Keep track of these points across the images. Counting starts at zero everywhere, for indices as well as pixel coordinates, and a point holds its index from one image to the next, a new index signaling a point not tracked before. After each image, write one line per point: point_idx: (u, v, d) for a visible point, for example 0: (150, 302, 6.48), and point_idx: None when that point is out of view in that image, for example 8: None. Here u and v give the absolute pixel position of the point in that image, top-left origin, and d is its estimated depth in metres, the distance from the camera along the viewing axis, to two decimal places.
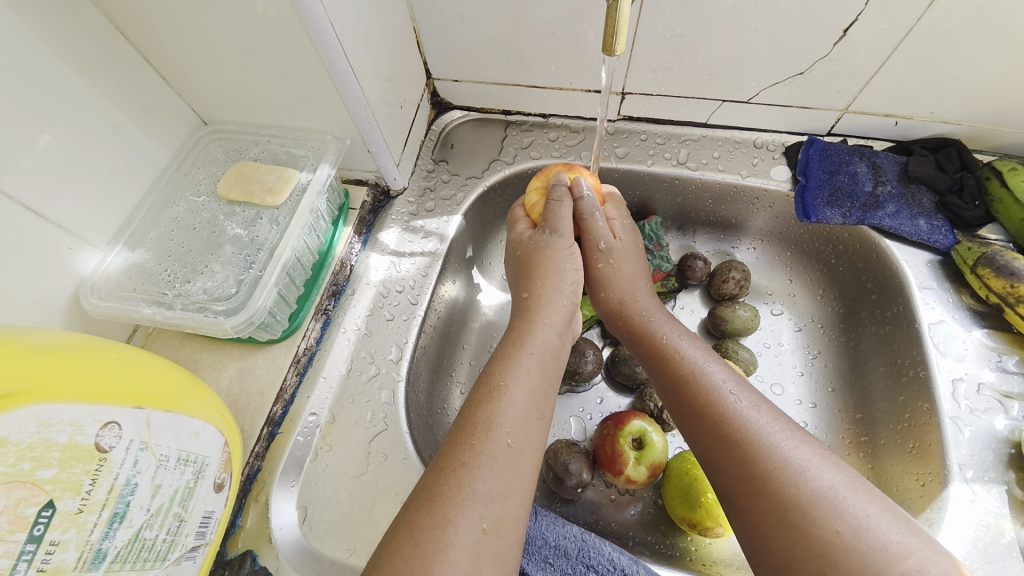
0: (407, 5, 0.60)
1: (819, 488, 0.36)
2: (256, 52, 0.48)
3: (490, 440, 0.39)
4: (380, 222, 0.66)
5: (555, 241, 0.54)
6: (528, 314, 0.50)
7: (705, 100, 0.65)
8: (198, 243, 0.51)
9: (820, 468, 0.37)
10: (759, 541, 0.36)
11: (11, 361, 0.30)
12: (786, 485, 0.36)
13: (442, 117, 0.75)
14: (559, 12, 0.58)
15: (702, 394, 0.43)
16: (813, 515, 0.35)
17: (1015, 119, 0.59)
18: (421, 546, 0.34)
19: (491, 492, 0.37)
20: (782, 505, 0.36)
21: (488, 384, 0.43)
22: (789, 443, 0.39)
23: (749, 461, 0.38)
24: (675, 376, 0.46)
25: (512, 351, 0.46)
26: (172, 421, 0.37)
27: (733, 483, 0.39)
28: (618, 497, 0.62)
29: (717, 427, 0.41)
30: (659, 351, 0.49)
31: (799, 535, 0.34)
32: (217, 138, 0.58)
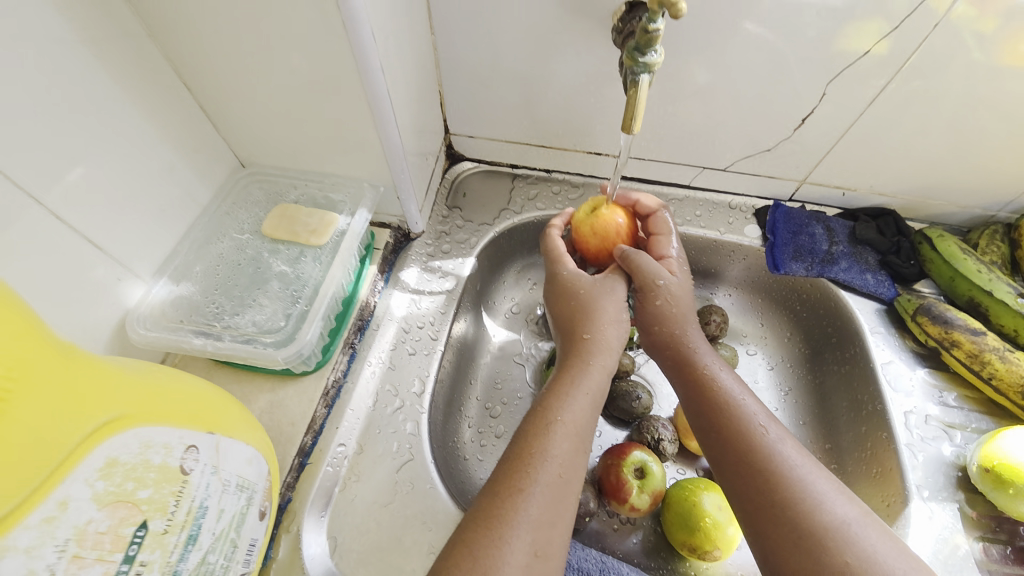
0: (437, 72, 0.69)
1: (835, 521, 0.42)
2: (314, 110, 0.54)
3: (543, 468, 0.43)
4: (401, 262, 0.71)
5: (616, 290, 0.57)
6: (585, 355, 0.51)
7: (689, 166, 0.76)
8: (245, 278, 0.53)
9: (838, 501, 0.43)
10: (775, 562, 0.43)
11: (122, 385, 0.32)
12: (804, 516, 0.42)
13: (455, 167, 0.82)
14: (571, 87, 0.67)
15: (738, 425, 0.49)
16: (830, 544, 0.41)
17: (934, 194, 0.73)
18: (480, 563, 0.38)
19: (542, 518, 0.41)
20: (806, 534, 0.42)
21: (543, 417, 0.47)
22: (812, 475, 0.45)
23: (779, 490, 0.44)
24: (717, 402, 0.51)
25: (569, 386, 0.49)
26: (234, 447, 0.40)
27: (756, 507, 0.45)
28: (620, 526, 0.66)
29: (751, 455, 0.47)
30: (701, 378, 0.53)
31: (813, 561, 0.41)
32: (256, 180, 0.62)
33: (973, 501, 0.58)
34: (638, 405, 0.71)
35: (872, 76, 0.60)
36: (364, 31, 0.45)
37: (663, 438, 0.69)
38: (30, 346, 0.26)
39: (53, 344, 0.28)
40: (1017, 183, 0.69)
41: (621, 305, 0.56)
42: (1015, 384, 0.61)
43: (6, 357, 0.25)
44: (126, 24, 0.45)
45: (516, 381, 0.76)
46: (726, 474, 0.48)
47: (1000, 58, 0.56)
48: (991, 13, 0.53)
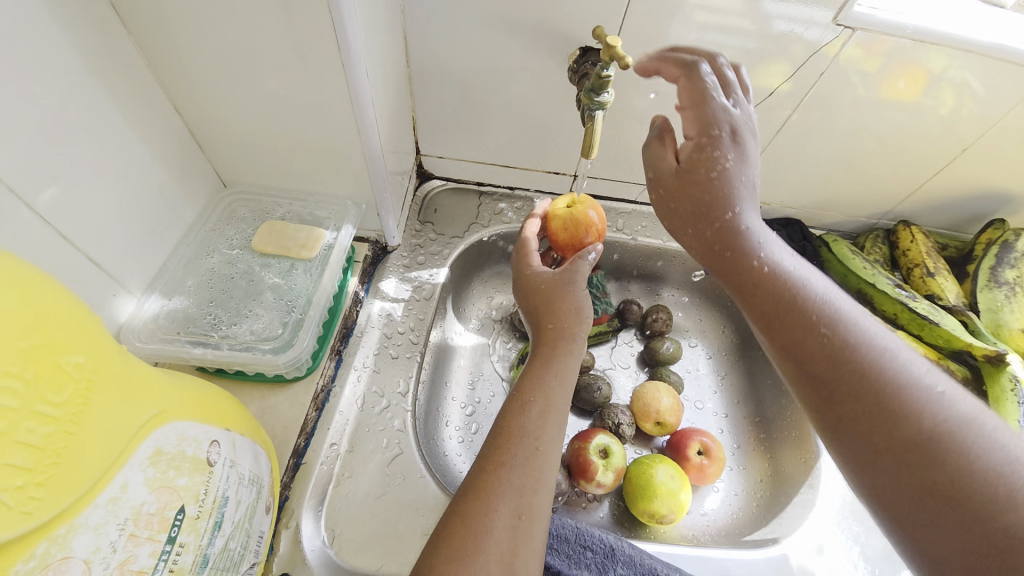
0: (411, 99, 0.75)
1: (940, 427, 0.36)
2: (304, 134, 0.58)
3: (521, 444, 0.49)
4: (380, 273, 0.75)
5: (576, 281, 0.63)
6: (553, 343, 0.58)
7: (634, 184, 0.87)
8: (238, 290, 0.57)
9: (951, 392, 0.39)
10: (861, 466, 0.39)
11: (160, 384, 0.35)
12: (901, 422, 0.37)
13: (424, 185, 0.89)
14: (532, 115, 0.76)
15: (809, 325, 0.43)
16: (953, 443, 0.36)
17: (829, 207, 0.89)
18: (470, 528, 0.44)
19: (523, 486, 0.47)
20: (928, 436, 0.36)
21: (519, 400, 0.53)
22: (922, 368, 0.40)
23: (890, 392, 0.38)
24: (796, 301, 0.44)
25: (541, 371, 0.55)
26: (243, 444, 0.43)
27: (840, 413, 0.40)
28: (588, 503, 0.74)
29: (849, 357, 0.40)
30: (756, 274, 0.46)
31: (912, 469, 0.36)
32: (239, 199, 0.65)
33: None
34: (599, 395, 0.80)
35: (782, 108, 0.74)
36: (359, 70, 0.51)
37: (622, 422, 0.79)
38: (102, 347, 0.31)
39: (111, 346, 0.32)
40: (892, 196, 0.86)
41: (580, 287, 0.63)
42: None
43: (90, 357, 0.29)
44: (126, 54, 0.49)
45: (489, 380, 0.82)
46: (815, 382, 0.42)
47: (881, 94, 0.71)
48: (875, 54, 0.66)
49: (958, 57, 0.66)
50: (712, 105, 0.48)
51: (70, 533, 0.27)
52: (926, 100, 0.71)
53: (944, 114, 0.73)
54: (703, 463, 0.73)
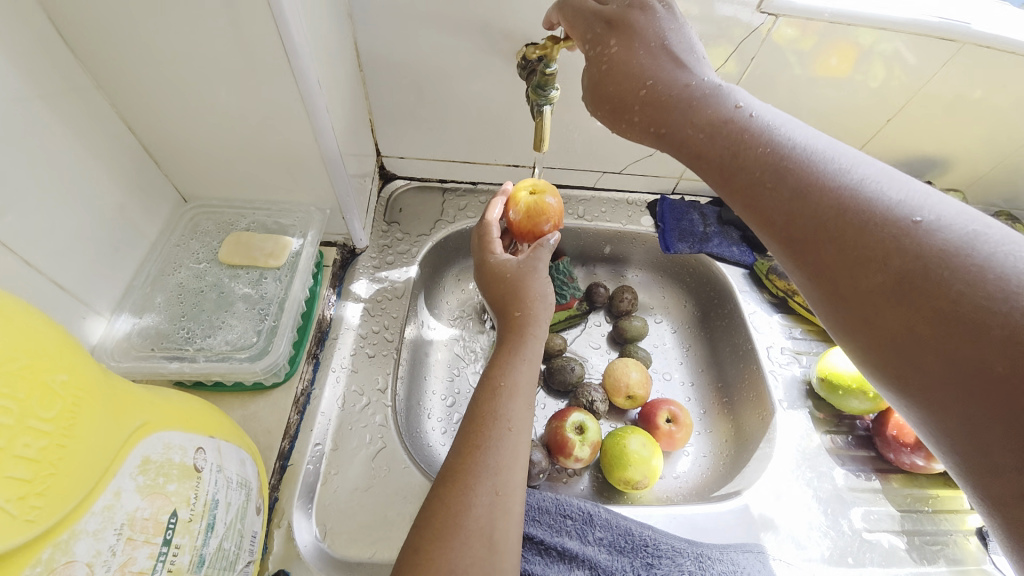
0: (367, 102, 0.76)
1: (926, 249, 0.33)
2: (263, 144, 0.59)
3: (495, 426, 0.52)
4: (350, 276, 0.77)
5: (539, 268, 0.67)
6: (522, 329, 0.61)
7: (590, 171, 0.91)
8: (209, 303, 0.58)
9: (941, 215, 0.34)
10: (847, 313, 0.36)
11: (141, 399, 0.37)
12: (879, 253, 0.34)
13: (387, 186, 0.90)
14: (488, 111, 0.79)
15: (769, 174, 0.40)
16: (942, 279, 0.32)
17: None
18: (451, 508, 0.47)
19: (499, 465, 0.50)
20: (910, 277, 0.33)
21: (491, 385, 0.56)
22: (902, 195, 0.35)
23: (857, 234, 0.35)
24: (741, 156, 0.42)
25: (512, 357, 0.58)
26: (229, 450, 0.45)
27: (815, 258, 0.37)
28: (569, 477, 0.78)
29: (804, 203, 0.38)
30: (707, 132, 0.44)
31: (898, 299, 0.33)
32: (202, 212, 0.65)
33: (820, 405, 0.75)
34: (572, 376, 0.84)
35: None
36: (310, 80, 0.53)
37: (596, 399, 0.83)
38: (82, 365, 0.32)
39: (93, 366, 0.34)
40: None
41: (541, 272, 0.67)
42: None
43: (76, 376, 0.31)
44: (75, 78, 0.49)
45: (466, 370, 0.85)
46: (781, 241, 0.40)
47: (815, 70, 0.76)
48: (810, 33, 0.71)
49: (884, 33, 0.71)
50: (590, 12, 0.51)
51: (71, 539, 0.29)
52: (856, 75, 0.77)
53: (875, 86, 0.79)
54: (672, 429, 0.78)
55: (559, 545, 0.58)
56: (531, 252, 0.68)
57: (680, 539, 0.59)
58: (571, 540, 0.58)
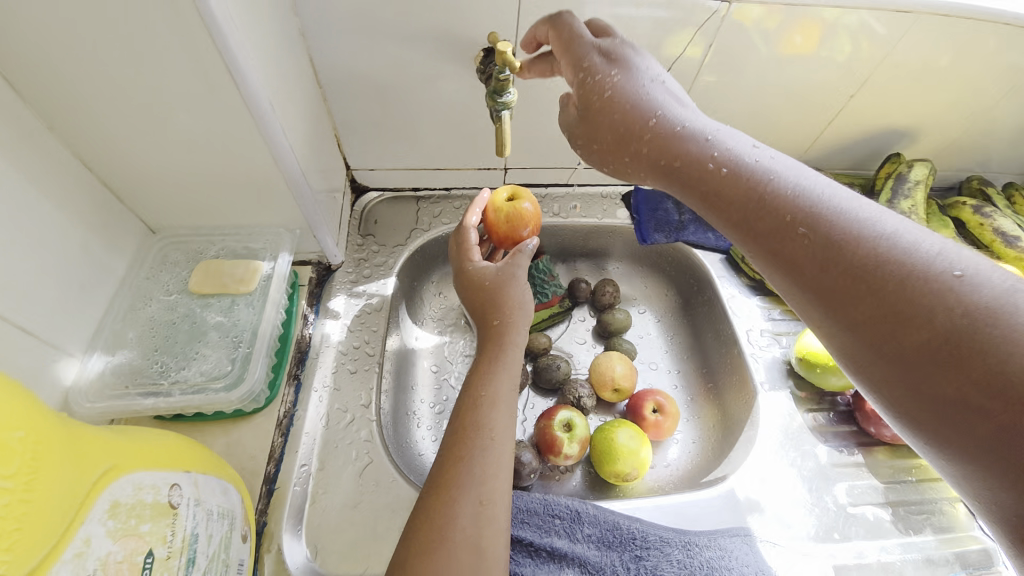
0: (330, 118, 0.76)
1: (969, 306, 0.32)
2: (224, 171, 0.59)
3: (478, 435, 0.53)
4: (327, 292, 0.77)
5: (517, 274, 0.67)
6: (499, 338, 0.61)
7: (562, 168, 0.91)
8: (182, 334, 0.58)
9: (978, 269, 0.33)
10: (886, 369, 0.35)
11: (109, 443, 0.38)
12: (920, 309, 0.33)
13: (360, 198, 0.90)
14: (452, 117, 0.79)
15: (795, 221, 0.40)
16: (985, 341, 0.31)
17: None
18: (434, 522, 0.47)
19: (484, 474, 0.50)
20: (955, 335, 0.32)
21: (472, 396, 0.56)
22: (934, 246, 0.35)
23: (895, 286, 0.34)
24: (762, 201, 0.42)
25: (491, 365, 0.59)
26: (208, 481, 0.45)
27: (850, 311, 0.36)
28: (561, 474, 0.79)
29: (834, 250, 0.37)
30: (724, 178, 0.45)
31: (944, 358, 0.32)
32: (170, 242, 0.65)
33: (800, 384, 0.76)
34: (559, 373, 0.85)
35: (687, 75, 0.79)
36: (262, 104, 0.53)
37: (583, 395, 0.84)
38: (42, 420, 0.33)
39: (53, 416, 0.35)
40: (798, 143, 0.94)
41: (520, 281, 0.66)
42: None
43: (37, 429, 0.32)
44: (25, 122, 0.48)
45: (454, 377, 0.86)
46: (810, 290, 0.39)
47: (780, 50, 0.76)
48: (775, 12, 0.71)
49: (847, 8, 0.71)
50: (585, 46, 0.55)
51: None
52: (822, 52, 0.77)
53: (843, 60, 0.78)
54: (658, 420, 0.79)
55: (548, 545, 0.58)
56: (510, 258, 0.68)
57: (668, 529, 0.60)
58: (560, 539, 0.59)
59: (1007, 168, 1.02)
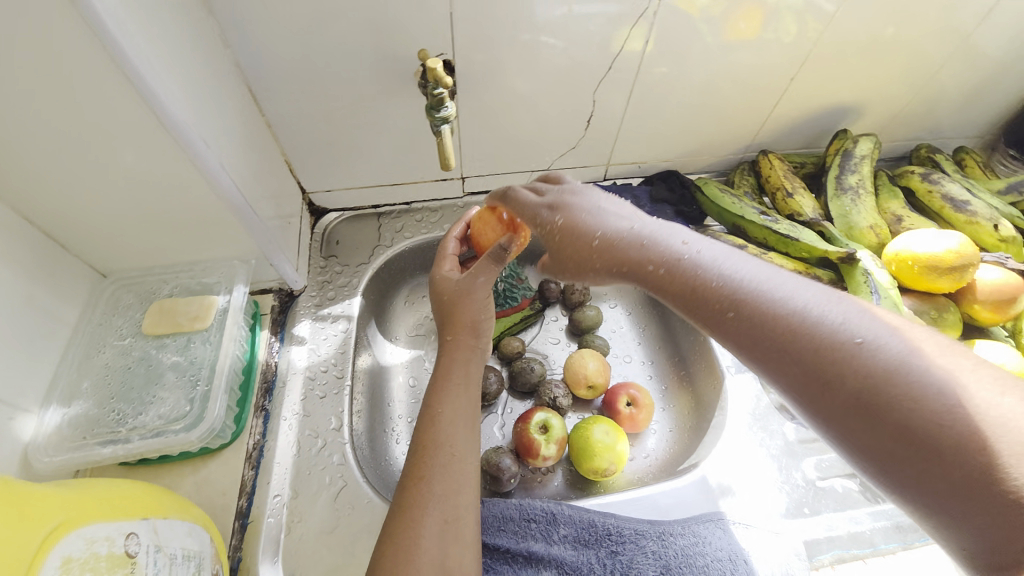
0: (278, 145, 0.76)
1: (910, 375, 0.33)
2: (168, 211, 0.59)
3: (436, 454, 0.53)
4: (291, 319, 0.77)
5: (478, 285, 0.64)
6: (450, 354, 0.61)
7: (519, 172, 0.92)
8: (138, 379, 0.57)
9: (894, 338, 0.35)
10: (855, 441, 0.34)
11: (59, 499, 0.39)
12: (872, 383, 0.33)
13: (320, 220, 0.89)
14: (402, 133, 0.79)
15: (743, 307, 0.39)
16: (930, 407, 0.32)
17: (700, 152, 0.97)
18: (399, 543, 0.48)
19: (445, 492, 0.51)
20: (905, 405, 0.32)
21: (430, 413, 0.57)
22: (863, 336, 0.35)
23: (836, 388, 0.34)
24: (707, 292, 0.40)
25: (444, 381, 0.59)
26: (170, 525, 0.46)
27: (811, 389, 0.36)
28: (542, 476, 0.80)
29: (777, 353, 0.37)
30: (668, 272, 0.43)
31: (903, 427, 0.32)
32: (123, 286, 0.65)
33: None
34: (534, 375, 0.85)
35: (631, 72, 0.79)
36: (195, 140, 0.52)
37: (558, 395, 0.84)
38: None
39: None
40: (747, 132, 0.94)
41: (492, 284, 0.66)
42: None
43: None
44: None
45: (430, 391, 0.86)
46: (772, 369, 0.38)
47: (724, 36, 0.76)
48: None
49: None
50: (532, 206, 0.54)
51: None
52: (764, 35, 0.77)
53: (790, 41, 0.79)
54: (632, 413, 0.80)
55: (525, 550, 0.59)
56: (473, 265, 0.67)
57: (641, 521, 0.61)
58: (536, 543, 0.59)
59: (957, 132, 1.04)
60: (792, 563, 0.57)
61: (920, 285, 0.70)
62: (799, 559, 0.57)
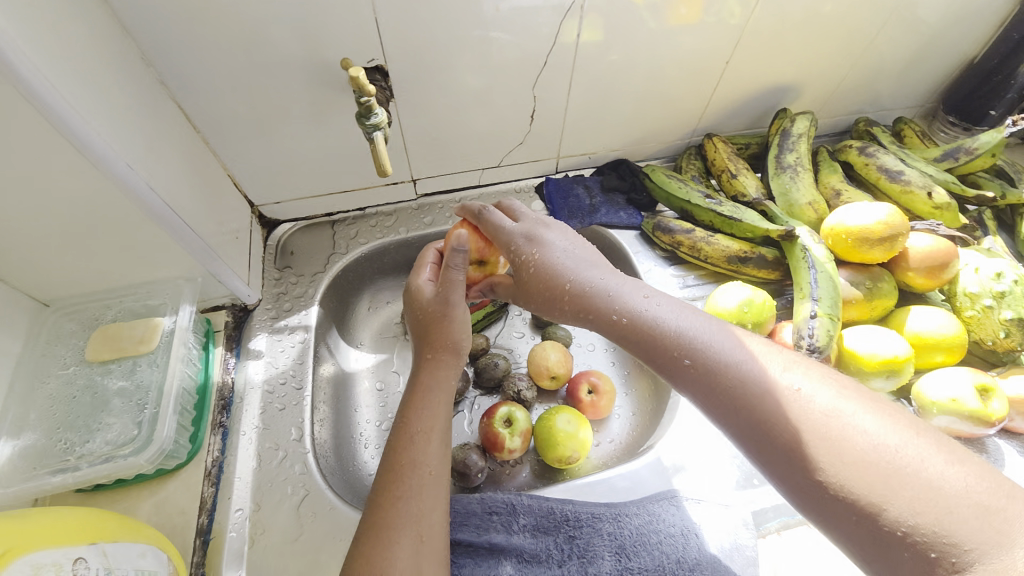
0: (218, 161, 0.75)
1: (821, 422, 0.41)
2: (101, 236, 0.58)
3: (414, 473, 0.54)
4: (247, 334, 0.77)
5: (453, 301, 0.65)
6: (432, 371, 0.61)
7: (470, 171, 0.92)
8: (84, 407, 0.58)
9: (811, 388, 0.43)
10: (779, 474, 0.42)
11: (5, 530, 0.41)
12: (789, 426, 0.42)
13: (273, 232, 0.89)
14: (344, 140, 0.79)
15: (693, 357, 0.48)
16: (835, 448, 0.40)
17: (649, 139, 0.98)
18: (371, 563, 0.48)
19: (421, 509, 0.52)
20: (815, 446, 0.41)
21: (407, 431, 0.57)
22: (783, 380, 0.44)
23: (761, 421, 0.43)
24: (663, 341, 0.49)
25: (424, 399, 0.59)
26: (121, 548, 0.48)
27: (743, 428, 0.44)
28: (511, 468, 0.81)
29: (718, 393, 0.46)
30: (632, 323, 0.51)
31: (813, 465, 0.40)
32: (66, 314, 0.64)
33: None
34: (498, 370, 0.87)
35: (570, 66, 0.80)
36: (115, 162, 0.52)
37: (522, 389, 0.85)
38: None
39: None
40: (692, 117, 0.96)
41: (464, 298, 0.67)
42: (721, 256, 0.81)
43: None
44: None
45: (397, 394, 0.86)
46: (714, 411, 0.46)
47: (659, 22, 0.77)
48: None
49: None
50: (507, 235, 0.62)
51: None
52: (697, 20, 0.78)
53: (737, 23, 0.81)
54: (593, 400, 0.82)
55: (488, 543, 0.60)
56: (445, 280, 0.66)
57: (599, 505, 0.62)
58: (498, 534, 0.61)
59: (897, 103, 1.07)
60: (741, 533, 0.60)
61: (855, 257, 0.73)
62: (747, 528, 0.60)
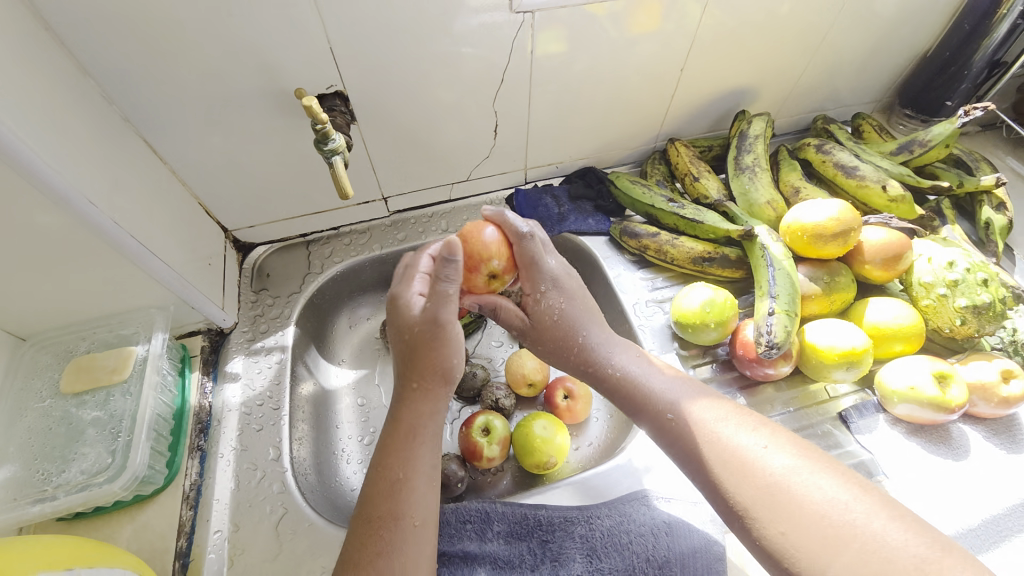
0: (188, 190, 0.77)
1: (777, 479, 0.44)
2: (70, 271, 0.59)
3: (397, 526, 0.50)
4: (223, 357, 0.78)
5: (445, 321, 0.58)
6: (416, 408, 0.57)
7: (440, 186, 0.94)
8: (59, 438, 0.59)
9: (773, 445, 0.47)
10: (736, 521, 0.46)
11: None
12: (745, 480, 0.46)
13: (248, 256, 0.90)
14: (311, 163, 0.80)
15: (667, 411, 0.53)
16: (786, 504, 0.43)
17: (614, 146, 1.00)
18: None
19: (404, 566, 0.49)
20: (768, 501, 0.44)
21: (388, 478, 0.53)
22: (749, 436, 0.48)
23: (723, 475, 0.47)
24: (644, 394, 0.55)
25: (407, 442, 0.55)
26: (97, 572, 0.49)
27: (706, 478, 0.48)
28: (493, 477, 0.82)
29: (686, 442, 0.51)
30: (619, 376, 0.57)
31: (764, 518, 0.44)
32: (42, 347, 0.65)
33: (687, 344, 0.81)
34: (477, 380, 0.88)
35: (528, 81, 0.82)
36: (77, 200, 0.53)
37: (500, 397, 0.87)
38: None
39: None
40: (655, 122, 0.98)
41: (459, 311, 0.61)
42: (686, 258, 0.83)
43: None
44: None
45: (378, 409, 0.87)
46: (683, 459, 0.51)
47: (612, 34, 0.79)
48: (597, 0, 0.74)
49: None
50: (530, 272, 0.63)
51: None
52: (648, 31, 0.81)
53: (694, 27, 0.83)
54: (569, 405, 0.83)
55: (461, 551, 0.61)
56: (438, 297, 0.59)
57: (571, 508, 0.64)
58: (471, 542, 0.62)
59: (856, 98, 1.10)
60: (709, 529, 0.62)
61: (812, 253, 0.74)
62: (714, 523, 0.62)
